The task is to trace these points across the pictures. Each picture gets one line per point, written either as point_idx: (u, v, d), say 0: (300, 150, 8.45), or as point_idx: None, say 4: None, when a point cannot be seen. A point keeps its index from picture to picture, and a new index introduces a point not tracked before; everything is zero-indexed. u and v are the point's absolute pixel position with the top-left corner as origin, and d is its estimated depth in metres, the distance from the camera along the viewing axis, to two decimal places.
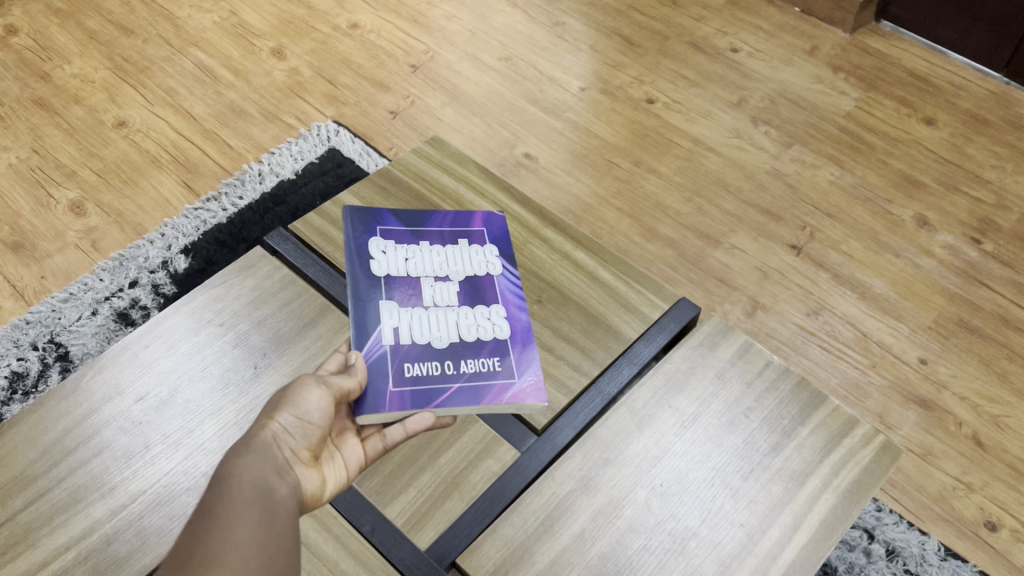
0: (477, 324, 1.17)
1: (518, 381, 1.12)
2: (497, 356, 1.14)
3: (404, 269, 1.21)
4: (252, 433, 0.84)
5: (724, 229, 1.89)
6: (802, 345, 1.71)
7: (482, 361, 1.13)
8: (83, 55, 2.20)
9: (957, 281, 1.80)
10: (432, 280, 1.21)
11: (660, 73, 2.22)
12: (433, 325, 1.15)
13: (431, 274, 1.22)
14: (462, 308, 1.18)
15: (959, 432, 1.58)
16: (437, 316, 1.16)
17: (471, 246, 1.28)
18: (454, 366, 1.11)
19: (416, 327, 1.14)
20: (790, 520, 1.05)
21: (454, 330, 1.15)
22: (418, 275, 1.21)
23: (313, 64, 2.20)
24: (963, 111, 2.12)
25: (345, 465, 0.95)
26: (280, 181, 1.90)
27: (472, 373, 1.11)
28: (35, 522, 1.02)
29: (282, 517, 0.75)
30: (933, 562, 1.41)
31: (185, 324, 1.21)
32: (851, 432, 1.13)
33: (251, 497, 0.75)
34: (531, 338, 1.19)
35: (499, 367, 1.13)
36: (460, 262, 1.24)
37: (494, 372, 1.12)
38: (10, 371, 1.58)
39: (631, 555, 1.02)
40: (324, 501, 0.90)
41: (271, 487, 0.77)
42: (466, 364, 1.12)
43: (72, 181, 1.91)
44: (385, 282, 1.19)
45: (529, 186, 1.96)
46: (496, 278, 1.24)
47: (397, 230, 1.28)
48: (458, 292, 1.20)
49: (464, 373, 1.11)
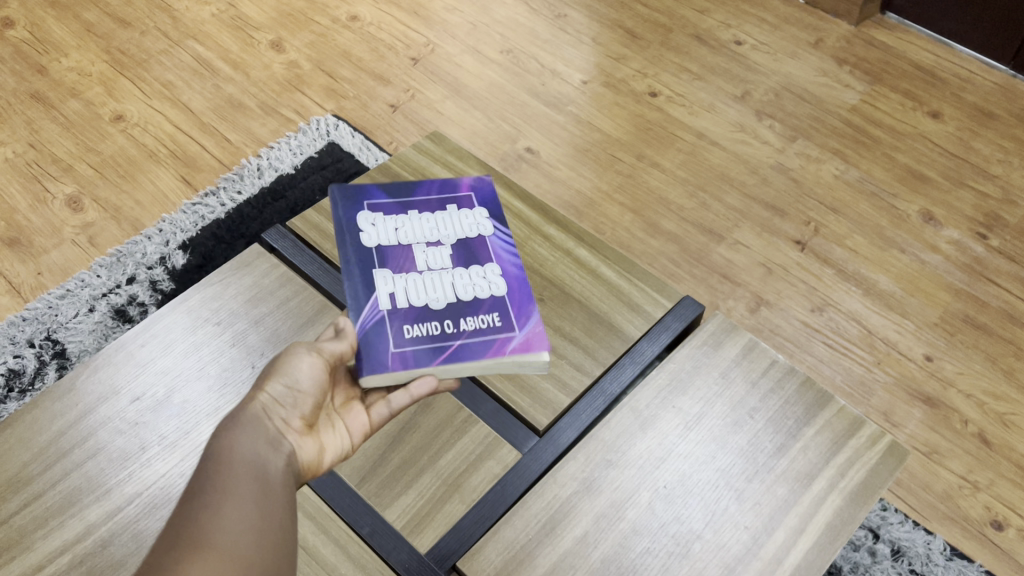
0: (473, 283, 1.14)
1: (519, 334, 1.09)
2: (496, 310, 1.11)
3: (394, 238, 1.17)
4: (240, 406, 0.83)
5: (728, 225, 1.87)
6: (807, 341, 1.69)
7: (483, 316, 1.10)
8: (80, 48, 2.18)
9: (963, 277, 1.78)
10: (423, 246, 1.17)
11: (663, 66, 2.20)
12: (429, 288, 1.12)
13: (421, 241, 1.18)
14: (456, 270, 1.15)
15: (965, 430, 1.56)
16: (433, 279, 1.13)
17: (460, 211, 1.23)
18: (453, 326, 1.08)
19: (412, 293, 1.11)
20: (795, 523, 1.03)
21: (450, 291, 1.12)
22: (409, 242, 1.17)
23: (312, 57, 2.18)
24: (969, 105, 2.10)
25: (347, 433, 0.94)
26: (279, 175, 1.88)
27: (473, 330, 1.08)
28: (30, 524, 1.01)
29: (276, 491, 0.76)
30: (939, 562, 1.39)
31: (182, 323, 1.19)
32: (857, 433, 1.12)
33: (244, 470, 0.75)
34: (529, 292, 1.15)
35: (500, 322, 1.10)
36: (450, 226, 1.21)
37: (495, 327, 1.09)
38: (7, 368, 1.56)
39: (634, 558, 1.01)
40: (322, 469, 0.89)
41: (267, 463, 0.78)
42: (466, 322, 1.09)
43: (69, 176, 1.89)
44: (376, 252, 1.15)
45: (531, 180, 1.94)
46: (489, 238, 1.21)
47: (385, 204, 1.23)
48: (451, 255, 1.17)
49: (465, 331, 1.08)
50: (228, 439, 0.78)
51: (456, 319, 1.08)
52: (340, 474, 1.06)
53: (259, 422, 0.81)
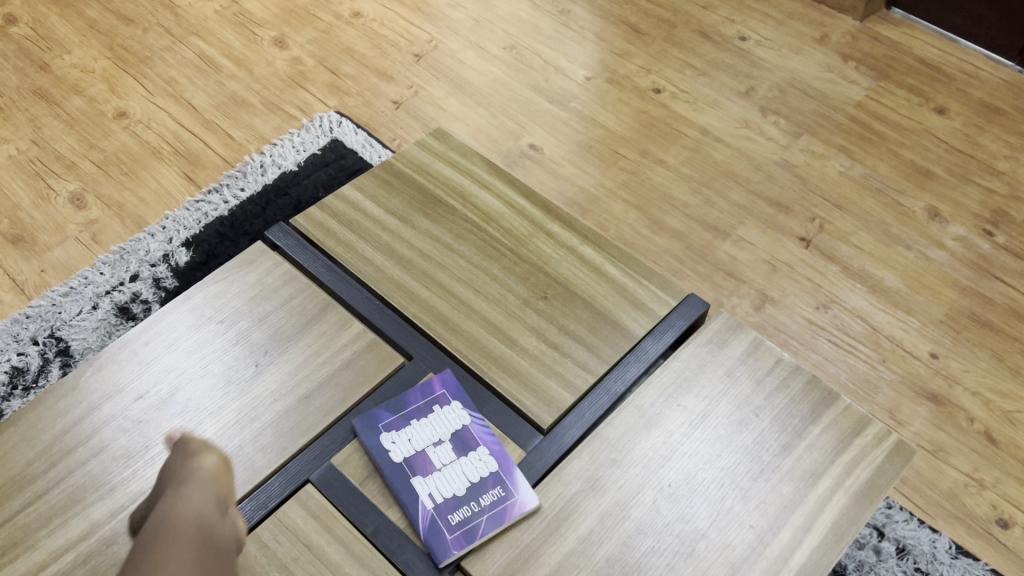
0: (471, 468, 1.07)
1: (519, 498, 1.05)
2: (514, 484, 1.05)
3: (392, 441, 1.08)
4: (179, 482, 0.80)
5: (733, 221, 1.86)
6: (812, 339, 1.68)
7: (502, 494, 1.04)
8: (82, 44, 2.17)
9: (969, 274, 1.77)
10: (417, 440, 1.08)
11: (667, 62, 2.19)
12: (443, 487, 1.05)
13: (415, 434, 1.09)
14: (455, 462, 1.07)
15: (971, 428, 1.56)
16: (443, 478, 1.05)
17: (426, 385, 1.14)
18: (474, 512, 1.03)
19: (435, 497, 1.03)
20: (800, 522, 1.03)
21: (459, 484, 1.05)
22: (406, 438, 1.08)
23: (315, 53, 2.17)
24: (976, 100, 2.09)
25: None
26: (282, 172, 1.87)
27: (490, 512, 1.03)
28: (34, 523, 1.01)
29: (221, 554, 0.71)
30: (944, 560, 1.39)
31: (185, 321, 1.19)
32: (863, 431, 1.11)
33: (185, 530, 0.71)
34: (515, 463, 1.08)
35: (506, 496, 1.05)
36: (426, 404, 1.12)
37: (506, 502, 1.04)
38: (11, 366, 1.56)
39: (639, 557, 1.01)
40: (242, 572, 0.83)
41: (210, 522, 0.75)
42: (482, 505, 1.03)
43: (72, 173, 1.89)
44: (384, 459, 1.06)
45: (534, 177, 1.93)
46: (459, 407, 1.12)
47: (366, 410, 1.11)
48: (444, 446, 1.08)
49: (484, 513, 1.03)
50: (177, 495, 0.78)
51: (482, 504, 1.03)
52: (343, 473, 1.06)
53: (205, 482, 0.81)
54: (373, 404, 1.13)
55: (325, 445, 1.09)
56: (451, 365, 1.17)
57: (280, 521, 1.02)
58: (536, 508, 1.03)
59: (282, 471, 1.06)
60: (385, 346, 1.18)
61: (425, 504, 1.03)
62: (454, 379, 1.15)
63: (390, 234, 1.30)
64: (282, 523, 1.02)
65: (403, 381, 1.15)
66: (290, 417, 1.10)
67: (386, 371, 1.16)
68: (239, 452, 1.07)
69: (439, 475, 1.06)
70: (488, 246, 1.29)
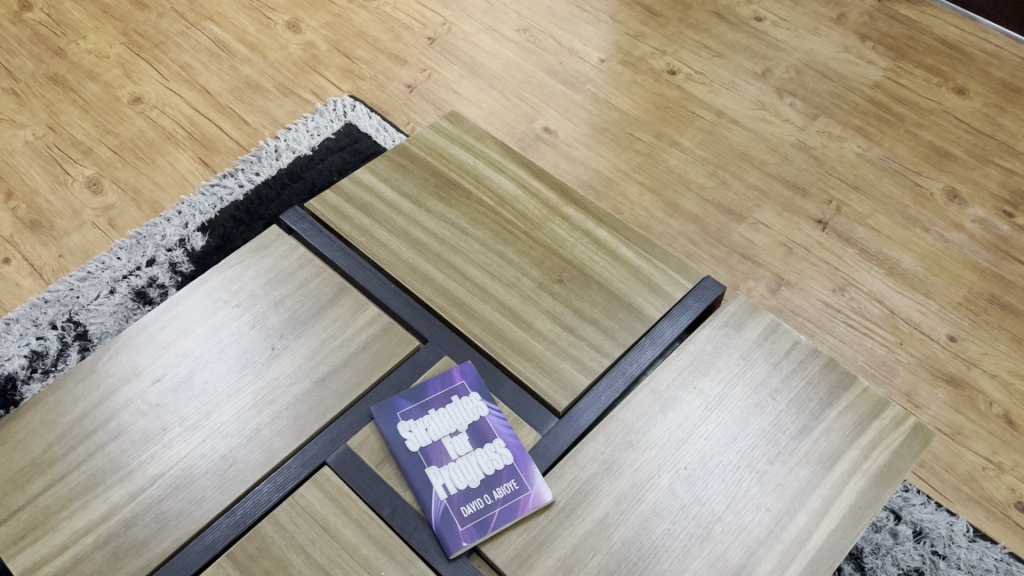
0: (484, 453, 1.07)
1: (534, 486, 1.04)
2: (528, 477, 1.05)
3: (403, 428, 1.08)
4: None
5: (749, 204, 1.85)
6: (828, 322, 1.67)
7: (516, 487, 1.04)
8: (97, 30, 2.17)
9: (989, 256, 1.76)
10: (426, 427, 1.09)
11: (682, 44, 2.17)
12: (456, 475, 1.05)
13: (423, 421, 1.09)
14: (468, 448, 1.07)
15: (990, 411, 1.55)
16: (455, 464, 1.06)
17: (440, 367, 1.15)
18: (490, 498, 1.03)
19: (449, 485, 1.04)
20: (818, 505, 1.03)
21: (473, 470, 1.05)
22: (415, 425, 1.09)
23: (329, 37, 2.16)
24: (995, 80, 2.07)
25: None
26: (297, 157, 1.87)
27: (505, 496, 1.03)
28: (54, 505, 1.02)
29: None
30: (961, 543, 1.38)
31: (202, 305, 1.20)
32: (880, 414, 1.11)
33: None
34: (532, 447, 1.08)
35: (522, 481, 1.04)
36: (438, 388, 1.12)
37: (521, 487, 1.04)
38: (30, 350, 1.57)
39: (655, 540, 1.01)
40: None
41: None
42: (497, 491, 1.04)
43: (88, 159, 1.90)
44: (395, 444, 1.07)
45: (548, 159, 1.92)
46: (470, 388, 1.12)
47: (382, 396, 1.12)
48: (456, 431, 1.09)
49: (499, 499, 1.03)
50: None
51: (496, 497, 1.03)
52: (359, 455, 1.07)
53: None
54: (389, 388, 1.13)
55: (341, 429, 1.09)
56: (467, 349, 1.17)
57: (297, 503, 1.03)
58: (550, 502, 1.03)
59: (298, 454, 1.07)
60: (401, 329, 1.18)
61: (438, 495, 1.03)
62: (470, 364, 1.15)
63: (404, 217, 1.29)
64: (299, 505, 1.03)
65: (418, 364, 1.16)
66: (306, 400, 1.11)
67: (402, 354, 1.16)
68: (256, 435, 1.08)
69: (455, 465, 1.06)
70: (503, 229, 1.28)
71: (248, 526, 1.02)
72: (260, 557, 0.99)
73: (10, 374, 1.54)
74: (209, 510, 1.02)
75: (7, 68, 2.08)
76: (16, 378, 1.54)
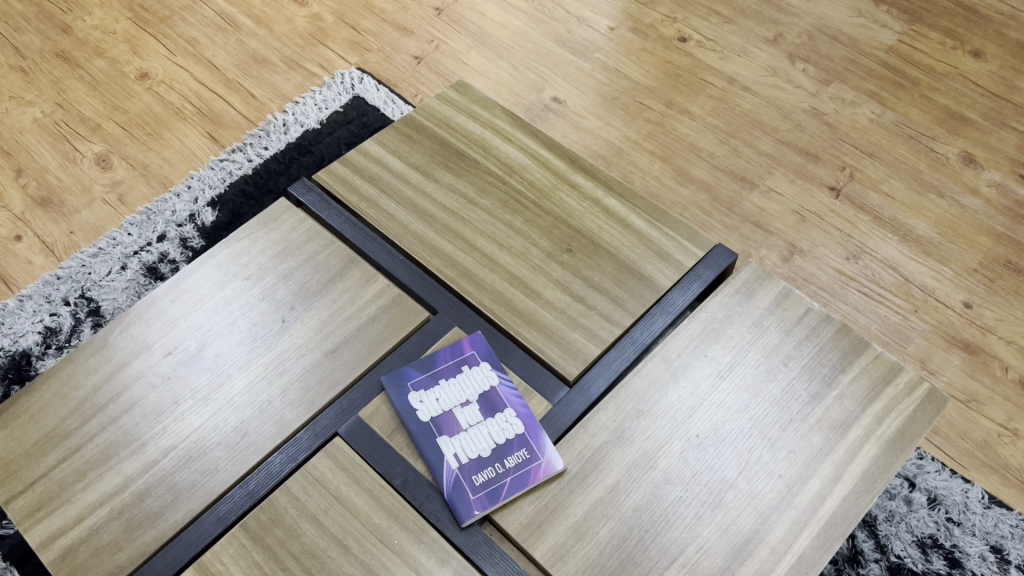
0: (495, 425, 1.07)
1: (543, 457, 1.04)
2: (539, 446, 1.05)
3: (413, 400, 1.08)
4: None
5: (760, 171, 1.83)
6: (841, 290, 1.65)
7: (527, 456, 1.04)
8: (103, 5, 2.16)
9: (1004, 220, 1.73)
10: (435, 398, 1.09)
11: (692, 11, 2.14)
12: (466, 445, 1.05)
13: (433, 393, 1.09)
14: (477, 420, 1.07)
15: (1005, 377, 1.53)
16: (465, 435, 1.06)
17: (449, 340, 1.15)
18: (501, 467, 1.03)
19: (460, 454, 1.04)
20: (830, 471, 1.02)
21: (484, 440, 1.05)
22: (424, 397, 1.09)
23: (335, 9, 2.14)
24: (1012, 42, 2.03)
25: None
26: (305, 130, 1.86)
27: (515, 466, 1.03)
28: (69, 478, 1.03)
29: None
30: (976, 510, 1.37)
31: (211, 278, 1.20)
32: (894, 380, 1.10)
33: None
34: (541, 418, 1.08)
35: (531, 452, 1.04)
36: (448, 360, 1.12)
37: (530, 458, 1.04)
38: (44, 326, 1.58)
39: (666, 507, 1.01)
40: None
41: None
42: (508, 461, 1.03)
43: (97, 135, 1.89)
44: (406, 417, 1.07)
45: (557, 130, 1.91)
46: (479, 360, 1.12)
47: (394, 369, 1.12)
48: (466, 404, 1.08)
49: (509, 469, 1.03)
50: None
51: (508, 465, 1.03)
52: (370, 426, 1.07)
53: None
54: (399, 358, 1.13)
55: (352, 400, 1.09)
56: (476, 319, 1.17)
57: (309, 474, 1.03)
58: (561, 470, 1.03)
59: (310, 425, 1.07)
60: (410, 300, 1.18)
61: (449, 465, 1.03)
62: (480, 334, 1.14)
63: (412, 188, 1.29)
64: (312, 476, 1.03)
65: (429, 335, 1.15)
66: (317, 371, 1.11)
67: (412, 325, 1.15)
68: (268, 407, 1.08)
69: (465, 435, 1.06)
70: (512, 199, 1.27)
71: (261, 496, 1.02)
72: (273, 527, 0.99)
73: (24, 350, 1.55)
74: (221, 481, 1.03)
75: (14, 45, 2.07)
76: (31, 354, 1.54)
